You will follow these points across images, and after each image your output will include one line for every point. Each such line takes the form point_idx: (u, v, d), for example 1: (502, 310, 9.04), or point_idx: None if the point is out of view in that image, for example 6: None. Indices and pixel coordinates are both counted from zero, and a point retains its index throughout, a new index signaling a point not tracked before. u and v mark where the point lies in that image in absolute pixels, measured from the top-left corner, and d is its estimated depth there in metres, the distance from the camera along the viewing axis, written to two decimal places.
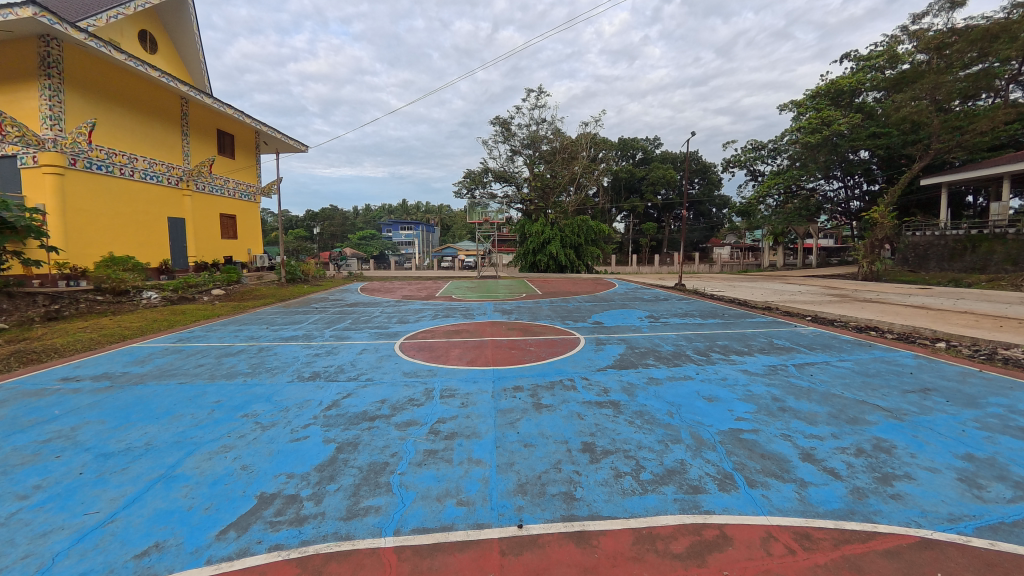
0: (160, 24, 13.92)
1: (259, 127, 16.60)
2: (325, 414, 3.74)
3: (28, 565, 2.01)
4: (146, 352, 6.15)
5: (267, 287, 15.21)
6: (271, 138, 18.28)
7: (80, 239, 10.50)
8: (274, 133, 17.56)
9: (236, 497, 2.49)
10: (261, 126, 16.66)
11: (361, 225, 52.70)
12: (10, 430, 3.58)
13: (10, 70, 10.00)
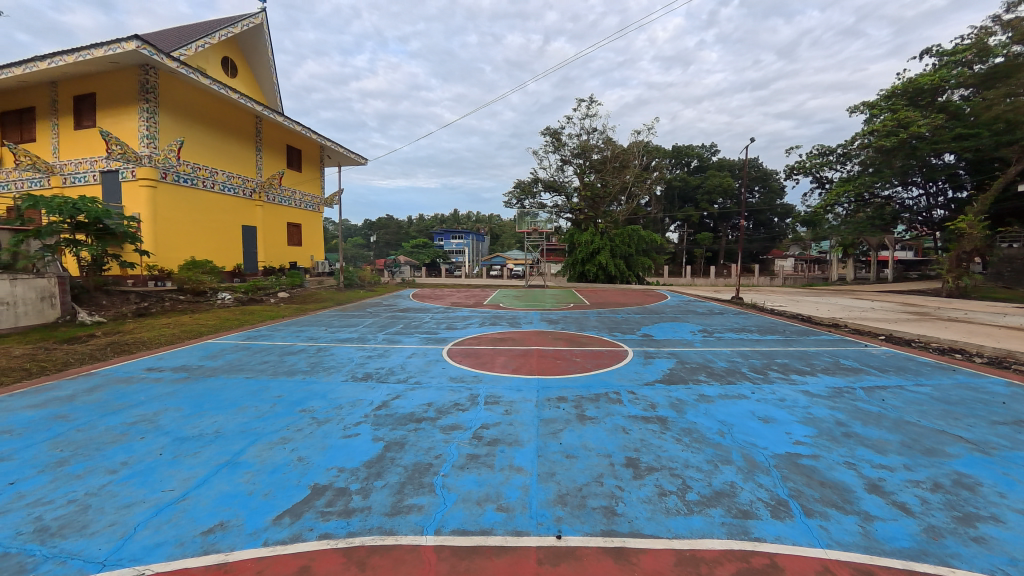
0: (239, 50, 15.31)
1: (323, 142, 17.75)
2: (375, 414, 3.91)
3: (114, 532, 2.27)
4: (218, 348, 6.74)
5: (326, 291, 16.16)
6: (334, 152, 19.45)
7: (168, 244, 11.72)
8: (338, 148, 18.68)
9: (290, 486, 2.66)
10: (325, 142, 17.80)
11: (415, 234, 54.91)
12: (103, 411, 4.05)
13: (116, 96, 11.38)
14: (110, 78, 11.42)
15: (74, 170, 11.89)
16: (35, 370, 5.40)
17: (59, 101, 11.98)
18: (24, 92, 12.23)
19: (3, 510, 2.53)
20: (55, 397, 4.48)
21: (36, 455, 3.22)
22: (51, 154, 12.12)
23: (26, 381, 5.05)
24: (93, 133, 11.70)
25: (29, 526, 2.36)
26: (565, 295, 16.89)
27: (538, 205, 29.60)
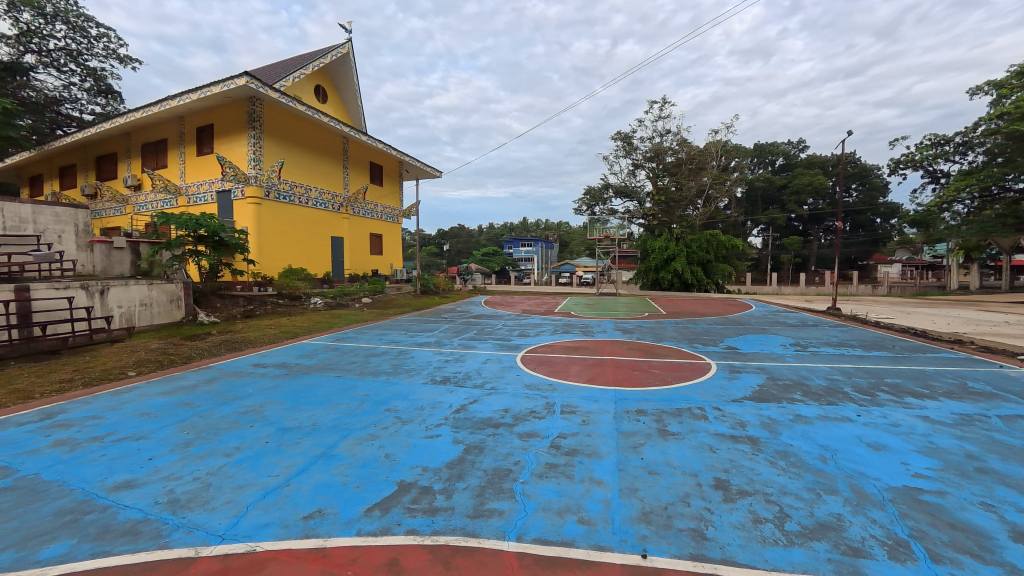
0: (329, 79, 16.84)
1: (402, 158, 18.87)
2: (454, 416, 4.04)
3: (231, 509, 2.54)
4: (312, 348, 7.40)
5: (404, 297, 17.07)
6: (411, 167, 20.61)
7: (270, 254, 13.12)
8: (415, 163, 19.77)
9: (379, 480, 2.82)
10: (404, 157, 18.91)
11: (486, 242, 56.55)
12: (220, 401, 4.60)
13: (230, 125, 13.01)
14: (226, 110, 13.10)
15: (196, 191, 13.75)
16: (167, 362, 6.30)
17: (184, 132, 13.97)
18: (160, 127, 14.43)
19: (145, 482, 2.96)
20: (183, 386, 5.18)
21: (169, 436, 3.73)
22: (179, 178, 14.12)
23: (160, 371, 5.90)
24: (210, 158, 13.46)
25: (166, 497, 2.74)
26: (638, 304, 16.37)
27: (609, 212, 29.02)
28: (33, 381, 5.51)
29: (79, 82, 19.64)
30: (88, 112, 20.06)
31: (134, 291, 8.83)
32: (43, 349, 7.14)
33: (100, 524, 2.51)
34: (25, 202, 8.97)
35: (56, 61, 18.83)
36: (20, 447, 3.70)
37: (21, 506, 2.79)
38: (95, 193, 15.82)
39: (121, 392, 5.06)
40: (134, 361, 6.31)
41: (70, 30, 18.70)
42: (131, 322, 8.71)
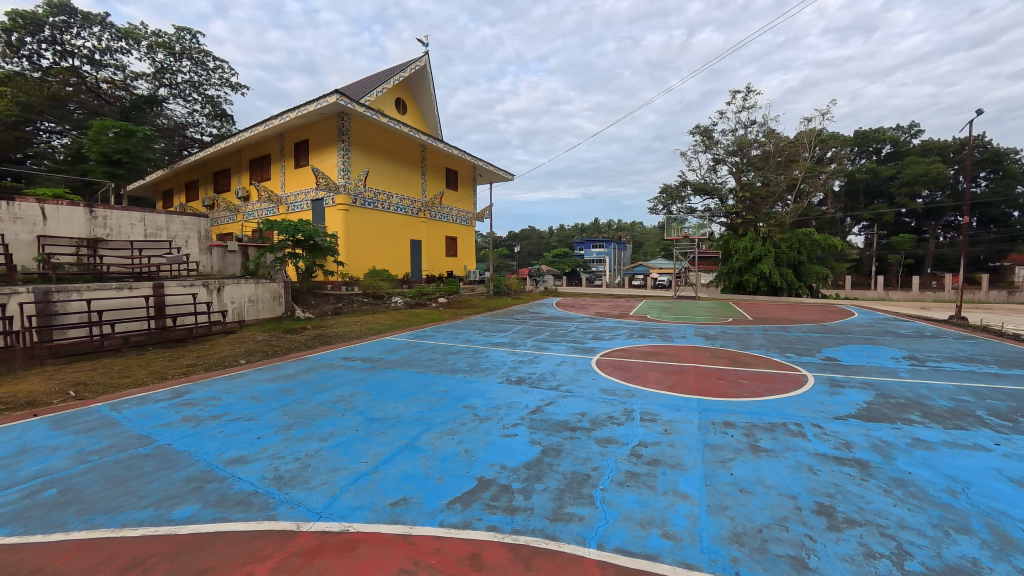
0: (408, 91, 17.82)
1: (476, 163, 19.42)
2: (530, 417, 4.08)
3: (328, 490, 2.78)
4: (394, 344, 7.90)
5: (477, 298, 17.60)
6: (484, 171, 21.14)
7: (356, 256, 14.18)
8: (488, 167, 20.26)
9: (460, 475, 2.92)
10: (477, 162, 19.46)
11: (556, 243, 56.68)
12: (316, 389, 5.06)
13: (323, 139, 14.27)
14: (319, 125, 14.38)
15: (294, 200, 15.25)
16: (271, 352, 7.05)
17: (283, 147, 15.55)
18: (264, 144, 16.22)
19: (255, 458, 3.34)
20: (285, 374, 5.78)
21: (276, 419, 4.17)
22: (280, 188, 15.74)
23: (266, 360, 6.64)
24: (306, 170, 14.86)
25: (272, 473, 3.07)
26: (719, 308, 15.38)
27: (686, 210, 27.58)
28: (168, 366, 6.45)
29: (201, 109, 22.70)
30: (208, 135, 23.12)
31: (244, 289, 10.00)
32: (174, 337, 8.32)
33: (220, 493, 2.87)
34: (159, 214, 10.36)
35: (183, 92, 21.93)
36: (157, 420, 4.36)
37: (159, 471, 3.28)
38: (213, 204, 18.16)
39: (235, 377, 5.77)
40: (244, 350, 7.15)
41: (194, 64, 21.69)
42: (241, 316, 9.89)
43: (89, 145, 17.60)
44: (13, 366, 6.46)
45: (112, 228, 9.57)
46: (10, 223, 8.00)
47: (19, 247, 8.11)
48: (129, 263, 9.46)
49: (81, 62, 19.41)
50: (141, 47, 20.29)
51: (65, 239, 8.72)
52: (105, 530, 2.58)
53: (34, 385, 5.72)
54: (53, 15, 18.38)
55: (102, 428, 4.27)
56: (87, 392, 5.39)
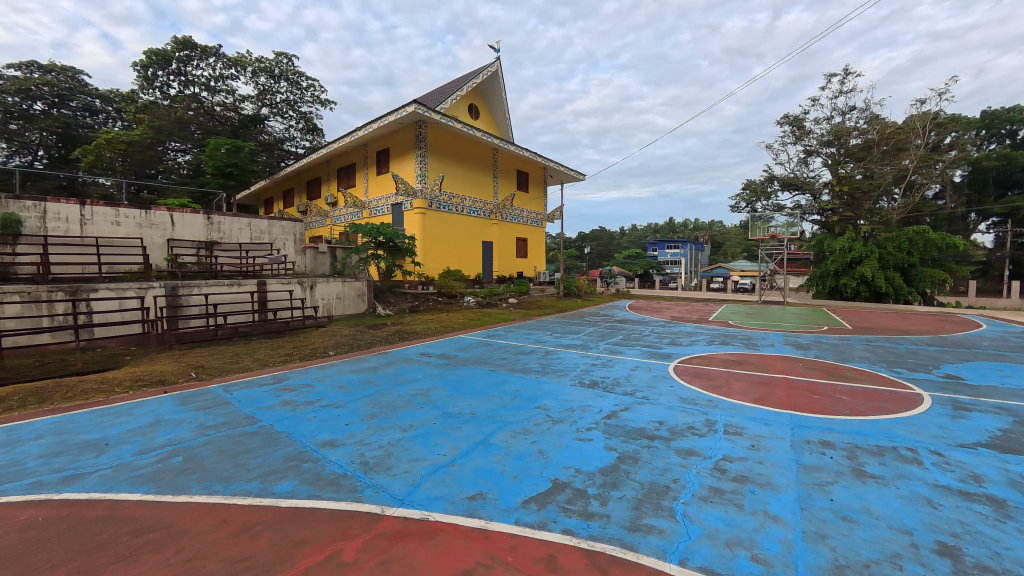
0: (480, 97, 18.32)
1: (546, 163, 19.43)
2: (605, 422, 4.03)
3: (409, 479, 2.96)
4: (468, 342, 8.18)
5: (548, 299, 17.70)
6: (554, 171, 21.09)
7: (432, 257, 14.86)
8: (559, 167, 20.17)
9: (535, 475, 2.96)
10: (548, 163, 19.46)
11: (627, 244, 55.31)
12: (397, 382, 5.40)
13: (402, 147, 15.11)
14: (399, 134, 15.24)
15: (376, 205, 16.34)
16: (357, 346, 7.64)
17: (365, 155, 16.73)
18: (350, 154, 17.56)
19: (344, 443, 3.64)
20: (369, 366, 6.23)
21: (362, 407, 4.52)
22: (363, 194, 16.95)
23: (352, 352, 7.21)
24: (387, 176, 15.85)
25: (359, 458, 3.33)
26: (812, 315, 14.01)
27: (773, 207, 25.44)
28: (270, 354, 7.24)
29: (295, 125, 25.10)
30: (302, 147, 25.46)
31: (333, 287, 10.92)
32: (274, 329, 9.33)
33: (315, 472, 3.17)
34: (261, 219, 11.54)
35: (281, 110, 24.36)
36: (262, 401, 4.92)
37: (263, 447, 3.69)
38: (306, 210, 20.00)
39: (325, 367, 6.32)
40: (333, 343, 7.82)
41: (290, 85, 24.02)
42: (330, 312, 10.82)
43: (206, 161, 20.31)
44: (149, 348, 7.76)
45: (225, 232, 10.88)
46: (147, 229, 9.47)
47: (154, 249, 9.58)
48: (239, 262, 10.85)
49: (200, 89, 22.29)
50: (246, 72, 22.86)
51: (188, 242, 10.11)
52: (221, 496, 2.96)
53: (165, 365, 6.71)
54: (178, 50, 21.29)
55: (217, 406, 4.90)
56: (205, 373, 6.23)
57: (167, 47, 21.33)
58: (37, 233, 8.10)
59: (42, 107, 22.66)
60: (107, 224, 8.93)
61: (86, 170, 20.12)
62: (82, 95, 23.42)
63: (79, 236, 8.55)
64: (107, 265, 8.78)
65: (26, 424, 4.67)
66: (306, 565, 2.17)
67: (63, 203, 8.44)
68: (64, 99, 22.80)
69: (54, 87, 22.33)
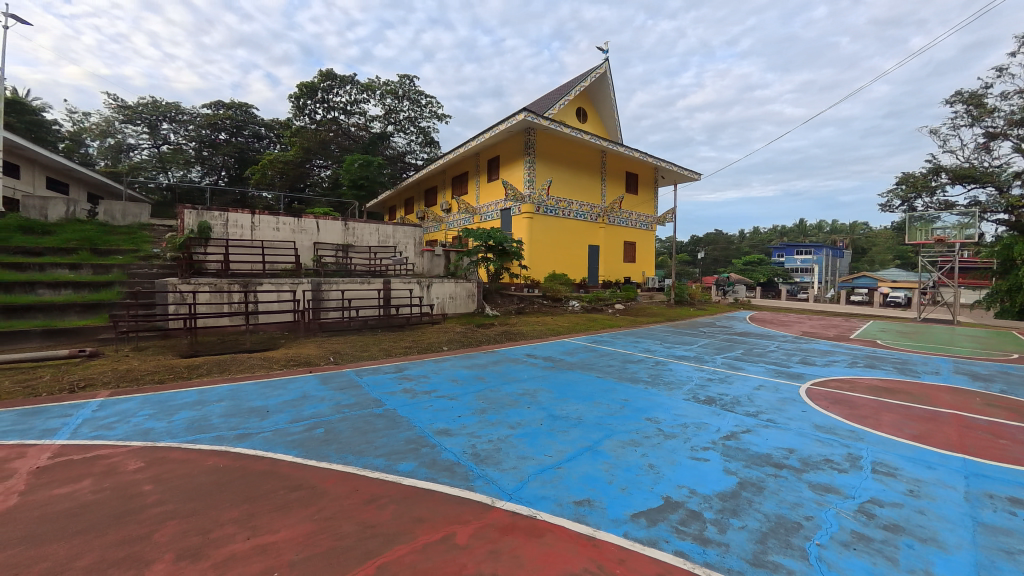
0: (589, 100, 18.22)
1: (658, 163, 18.58)
2: (723, 442, 3.79)
3: (519, 475, 3.12)
4: (573, 346, 8.24)
5: (657, 306, 16.99)
6: (666, 171, 20.07)
7: (539, 261, 15.23)
8: (671, 166, 19.15)
9: (645, 490, 2.92)
10: (660, 163, 18.58)
11: (748, 248, 50.56)
12: (506, 380, 5.67)
13: (511, 154, 15.69)
14: (509, 142, 15.86)
15: (486, 210, 17.20)
16: (468, 343, 8.19)
17: (477, 163, 17.68)
18: (463, 163, 18.74)
19: (457, 433, 3.95)
20: (480, 363, 6.65)
21: (475, 401, 4.85)
22: (474, 200, 17.97)
23: (464, 349, 7.76)
24: (496, 183, 16.60)
25: (470, 449, 3.58)
26: (996, 339, 11.40)
27: (940, 205, 21.13)
28: (393, 345, 8.12)
29: (416, 139, 27.43)
30: (421, 159, 27.78)
31: (447, 287, 11.81)
32: (397, 323, 10.44)
33: (433, 457, 3.50)
34: (387, 225, 12.87)
35: (404, 127, 26.84)
36: (387, 387, 5.55)
37: (389, 429, 4.18)
38: (423, 216, 21.83)
39: (440, 361, 6.89)
40: (448, 339, 8.48)
41: (411, 103, 26.40)
42: (445, 311, 11.73)
43: (343, 175, 23.44)
44: (299, 333, 9.26)
45: (358, 236, 12.34)
46: (299, 234, 11.20)
47: (303, 250, 11.29)
48: (369, 262, 12.31)
49: (339, 113, 25.63)
50: (376, 95, 25.66)
51: (330, 245, 11.72)
52: (354, 467, 3.43)
53: (312, 349, 7.92)
54: (322, 82, 24.71)
55: (351, 387, 5.66)
56: (341, 358, 7.23)
57: (314, 79, 24.86)
58: (222, 238, 10.08)
59: (226, 137, 27.97)
60: (270, 230, 10.82)
61: (254, 185, 24.45)
62: (252, 125, 28.22)
63: (250, 239, 10.50)
64: (269, 263, 10.61)
65: (212, 389, 5.89)
66: (425, 541, 2.41)
67: (240, 213, 10.46)
68: (241, 129, 27.91)
69: (234, 120, 27.47)
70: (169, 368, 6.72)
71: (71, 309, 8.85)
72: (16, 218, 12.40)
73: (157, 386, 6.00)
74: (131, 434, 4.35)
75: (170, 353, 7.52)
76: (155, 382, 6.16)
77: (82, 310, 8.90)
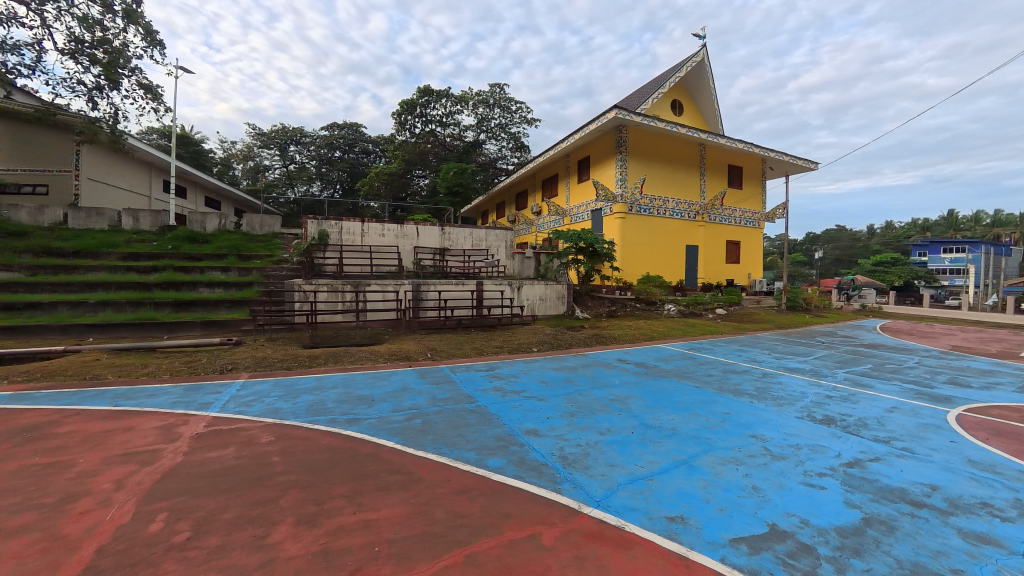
0: (685, 91, 17.22)
1: (767, 153, 16.93)
2: (845, 470, 3.35)
3: (607, 483, 3.09)
4: (668, 353, 7.85)
5: (766, 312, 15.47)
6: (777, 162, 18.20)
7: (631, 262, 14.79)
8: (783, 156, 17.31)
9: (747, 513, 2.71)
10: (769, 153, 16.90)
11: (877, 245, 43.84)
12: (596, 385, 5.61)
13: (602, 153, 15.41)
14: (599, 141, 15.62)
15: (577, 211, 17.10)
16: (558, 345, 8.25)
17: (567, 164, 17.66)
18: (552, 164, 18.84)
19: (545, 434, 4.01)
20: (569, 365, 6.68)
21: (563, 404, 4.88)
22: (565, 202, 17.93)
23: (555, 351, 7.83)
24: (586, 183, 16.45)
25: (558, 451, 3.63)
26: None
27: None
28: (486, 345, 8.46)
29: (507, 145, 28.07)
30: (512, 164, 28.38)
31: (537, 289, 12.01)
32: (489, 323, 10.87)
33: (521, 456, 3.60)
34: (481, 229, 13.38)
35: (495, 134, 27.70)
36: (478, 385, 5.82)
37: (480, 424, 4.39)
38: (514, 219, 22.37)
39: (530, 362, 7.03)
40: (538, 340, 8.61)
41: (502, 110, 27.20)
42: (535, 313, 11.95)
43: (440, 183, 25.00)
44: (400, 329, 10.16)
45: (453, 240, 13.00)
46: (401, 239, 12.16)
47: (406, 254, 12.23)
48: (464, 265, 12.97)
49: (436, 125, 27.31)
50: (468, 105, 26.93)
51: (428, 248, 12.56)
52: (447, 458, 3.66)
53: (412, 345, 8.56)
54: (421, 97, 26.55)
55: (446, 383, 6.02)
56: (438, 354, 7.74)
57: (413, 96, 26.84)
58: (337, 244, 11.36)
59: (340, 154, 31.50)
60: (377, 236, 11.90)
61: (364, 196, 27.14)
62: (362, 142, 31.49)
63: (360, 245, 11.67)
64: (375, 266, 11.69)
65: (327, 376, 6.69)
66: (511, 537, 2.50)
67: (352, 222, 11.66)
68: (352, 146, 31.25)
69: (346, 138, 30.78)
70: (296, 357, 7.76)
71: (222, 304, 10.62)
72: (185, 231, 15.20)
73: (286, 372, 6.98)
74: (264, 411, 5.11)
75: (295, 344, 8.70)
76: (284, 368, 7.17)
77: (230, 306, 10.60)
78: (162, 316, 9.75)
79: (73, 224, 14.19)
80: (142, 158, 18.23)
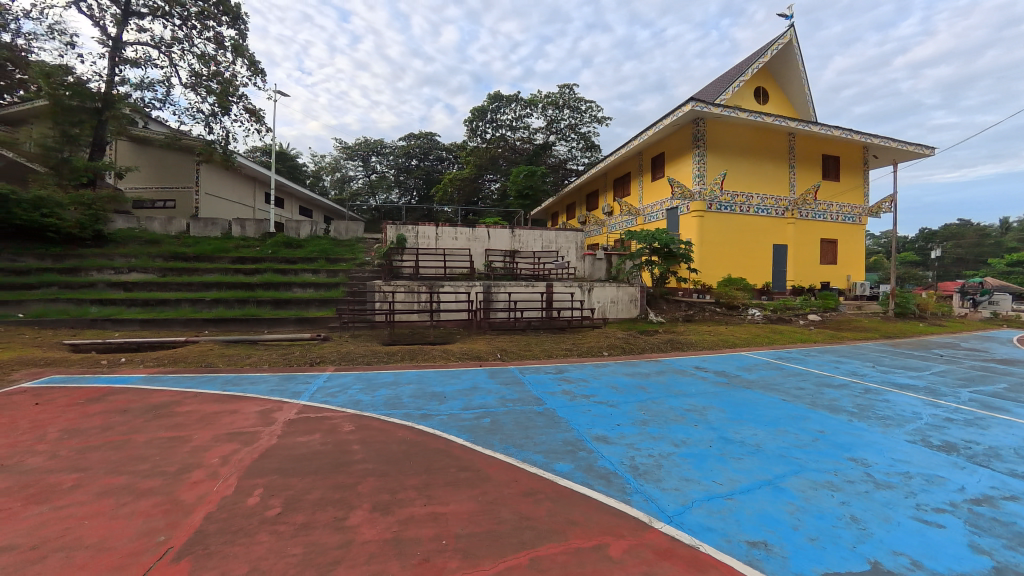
0: (771, 77, 15.93)
1: (871, 140, 15.14)
2: (971, 508, 2.90)
3: (681, 498, 2.96)
4: (752, 362, 7.29)
5: (869, 319, 13.80)
6: (882, 149, 16.21)
7: (710, 264, 14.00)
8: (891, 142, 15.35)
9: (844, 546, 2.46)
10: (874, 139, 15.10)
11: (1014, 243, 37.24)
12: (670, 393, 5.38)
13: (678, 148, 14.72)
14: (674, 136, 14.96)
15: (650, 211, 16.47)
16: (629, 349, 8.03)
17: (640, 162, 17.07)
18: (624, 163, 18.34)
19: (616, 442, 3.94)
20: (641, 371, 6.47)
21: (635, 411, 4.75)
22: (637, 201, 17.38)
23: (626, 356, 7.64)
24: (660, 181, 15.84)
25: (629, 461, 3.54)
26: None
27: None
28: (555, 347, 8.46)
29: (577, 145, 27.81)
30: (582, 164, 28.06)
31: (608, 291, 11.79)
32: (558, 325, 10.86)
33: (590, 463, 3.56)
34: (550, 230, 13.37)
35: (565, 135, 27.60)
36: (547, 387, 5.84)
37: (549, 427, 4.41)
38: (585, 220, 22.08)
39: (600, 366, 6.91)
40: (608, 344, 8.45)
41: (571, 111, 27.08)
42: (605, 315, 11.76)
43: (510, 186, 25.46)
44: (472, 330, 10.46)
45: (523, 242, 13.19)
46: (473, 242, 12.57)
47: (477, 256, 12.61)
48: (533, 267, 13.08)
49: (506, 129, 27.85)
50: (537, 108, 27.14)
51: (499, 250, 12.85)
52: (515, 459, 3.73)
53: (483, 346, 8.81)
54: (491, 104, 27.29)
55: (515, 384, 6.12)
56: (508, 355, 7.89)
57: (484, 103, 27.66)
58: (414, 247, 12.01)
59: (416, 162, 33.24)
60: (450, 239, 12.40)
61: (439, 201, 28.40)
62: (437, 150, 32.94)
63: (434, 247, 12.23)
64: (448, 268, 12.19)
65: (403, 372, 7.10)
66: (577, 545, 2.49)
67: (426, 226, 12.26)
68: (427, 154, 32.81)
69: (422, 147, 32.41)
70: (376, 353, 8.33)
71: (313, 303, 11.66)
72: (283, 237, 16.96)
73: (366, 367, 7.53)
74: (347, 402, 5.57)
75: (374, 341, 9.34)
76: (365, 363, 7.74)
77: (318, 305, 11.61)
78: (264, 313, 10.97)
79: (195, 232, 16.37)
80: (248, 174, 20.63)
